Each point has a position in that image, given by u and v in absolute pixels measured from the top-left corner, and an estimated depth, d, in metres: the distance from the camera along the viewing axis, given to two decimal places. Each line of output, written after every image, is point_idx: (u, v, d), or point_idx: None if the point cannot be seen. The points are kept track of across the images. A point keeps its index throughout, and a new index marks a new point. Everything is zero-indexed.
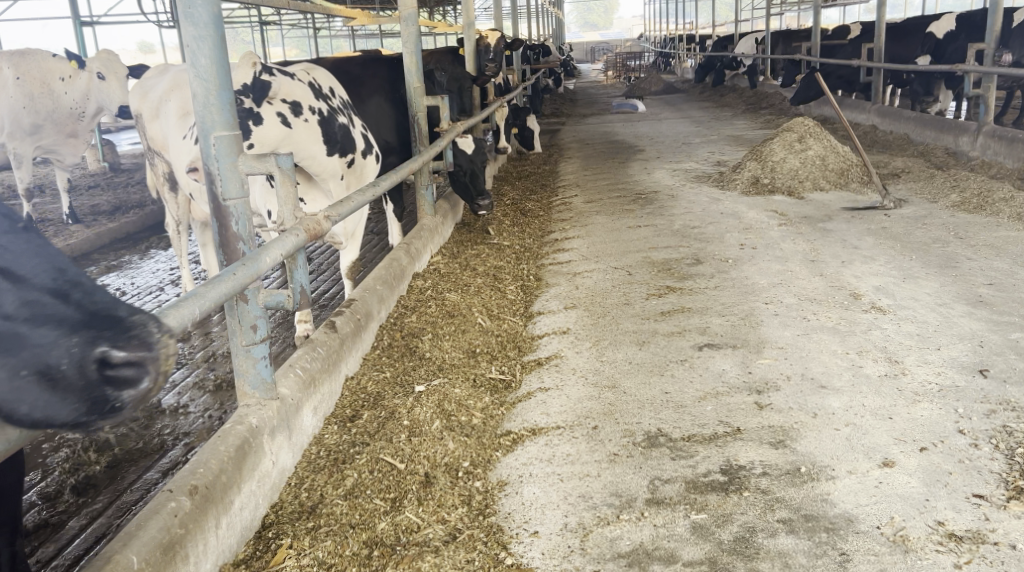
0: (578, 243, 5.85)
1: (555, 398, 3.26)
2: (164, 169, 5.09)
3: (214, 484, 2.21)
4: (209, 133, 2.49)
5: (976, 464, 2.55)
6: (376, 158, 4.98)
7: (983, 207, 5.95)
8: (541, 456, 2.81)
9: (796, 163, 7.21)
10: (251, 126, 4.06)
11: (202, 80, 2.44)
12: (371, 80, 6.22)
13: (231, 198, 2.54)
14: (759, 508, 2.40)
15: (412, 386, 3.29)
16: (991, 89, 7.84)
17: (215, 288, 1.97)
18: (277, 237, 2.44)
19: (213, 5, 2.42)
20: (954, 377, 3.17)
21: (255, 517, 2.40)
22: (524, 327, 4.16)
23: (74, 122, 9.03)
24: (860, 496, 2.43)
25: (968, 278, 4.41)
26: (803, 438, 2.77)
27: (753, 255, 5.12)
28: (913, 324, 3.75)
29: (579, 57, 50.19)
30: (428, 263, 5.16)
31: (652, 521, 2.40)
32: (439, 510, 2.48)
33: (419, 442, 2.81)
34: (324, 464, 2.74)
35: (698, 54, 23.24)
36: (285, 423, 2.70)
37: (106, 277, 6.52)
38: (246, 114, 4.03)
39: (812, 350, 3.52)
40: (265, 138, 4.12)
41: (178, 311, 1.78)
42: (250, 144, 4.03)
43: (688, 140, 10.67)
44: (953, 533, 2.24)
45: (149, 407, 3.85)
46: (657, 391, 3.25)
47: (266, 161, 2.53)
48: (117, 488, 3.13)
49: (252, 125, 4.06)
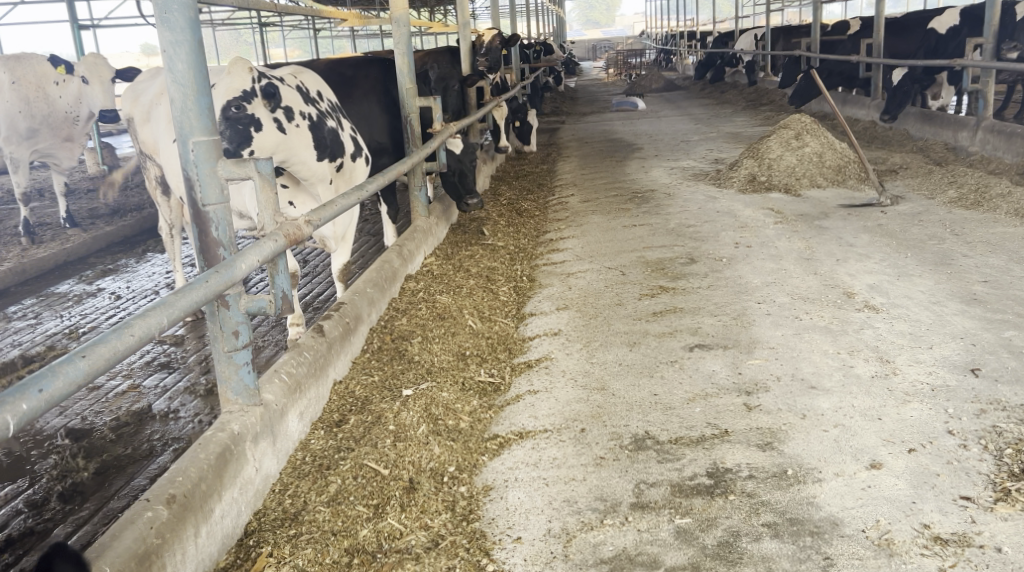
0: (572, 243, 5.82)
1: (543, 401, 3.24)
2: (157, 173, 5.08)
3: (193, 493, 2.19)
4: (187, 139, 2.47)
5: (964, 465, 2.52)
6: (365, 161, 4.97)
7: (980, 203, 5.91)
8: (528, 460, 2.80)
9: (793, 161, 7.17)
10: (253, 132, 4.03)
11: (180, 85, 2.43)
12: (365, 82, 6.20)
13: (211, 204, 2.52)
14: (744, 512, 2.38)
15: (400, 390, 3.27)
16: (990, 83, 7.79)
17: (186, 296, 1.96)
18: (255, 243, 2.42)
19: (190, 9, 2.40)
20: (945, 376, 3.15)
21: (237, 524, 2.38)
22: (515, 328, 4.14)
23: (70, 127, 9.02)
24: (846, 499, 2.41)
25: (964, 275, 4.38)
26: (792, 440, 2.75)
27: (748, 253, 5.09)
28: (906, 323, 3.72)
29: (580, 55, 50.14)
30: (421, 264, 5.15)
31: (636, 525, 2.38)
32: (422, 516, 2.46)
33: (404, 448, 2.80)
34: (309, 471, 2.72)
35: (698, 52, 23.20)
36: (269, 429, 2.68)
37: (102, 280, 6.51)
38: (250, 120, 4.01)
39: (803, 350, 3.49)
40: (265, 143, 4.09)
41: (144, 322, 1.77)
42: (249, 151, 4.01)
43: (687, 138, 10.64)
44: (938, 536, 2.21)
45: (139, 413, 3.84)
46: (646, 392, 3.23)
47: (245, 166, 2.51)
48: (105, 494, 3.12)
49: (254, 131, 4.03)
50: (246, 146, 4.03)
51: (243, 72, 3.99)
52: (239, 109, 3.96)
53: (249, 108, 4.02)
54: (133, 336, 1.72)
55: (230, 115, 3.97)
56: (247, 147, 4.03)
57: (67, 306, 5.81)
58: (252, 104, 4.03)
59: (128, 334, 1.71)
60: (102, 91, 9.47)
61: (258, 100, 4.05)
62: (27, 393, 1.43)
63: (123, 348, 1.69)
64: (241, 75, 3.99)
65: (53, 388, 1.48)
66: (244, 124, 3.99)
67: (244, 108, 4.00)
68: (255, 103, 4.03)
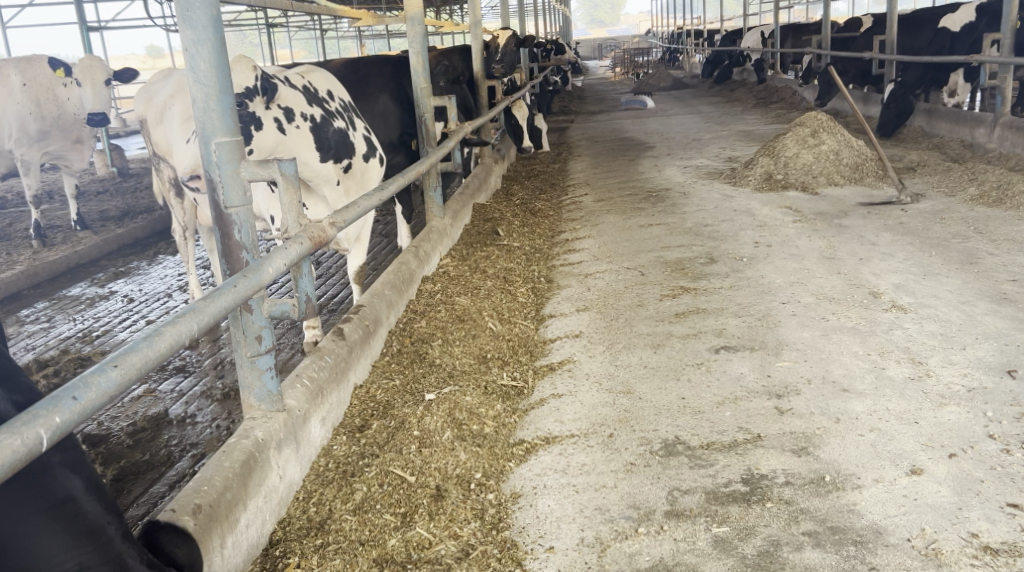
0: (588, 243, 5.76)
1: (569, 405, 3.17)
2: (170, 175, 4.99)
3: (218, 502, 2.13)
4: (210, 140, 2.41)
5: (1008, 471, 2.45)
6: (379, 162, 4.90)
7: (1002, 200, 5.82)
8: (555, 466, 2.74)
9: (810, 158, 7.09)
10: (253, 131, 4.02)
11: (202, 85, 2.37)
12: (377, 78, 6.24)
13: (233, 206, 2.46)
14: (782, 520, 2.32)
15: (422, 395, 3.20)
16: (1007, 79, 7.66)
17: (214, 301, 1.90)
18: (279, 246, 2.36)
19: (213, 6, 2.33)
20: (981, 378, 3.07)
21: (262, 534, 2.33)
22: (535, 331, 4.08)
23: (80, 128, 8.89)
24: (888, 506, 2.34)
25: (991, 275, 4.30)
26: (827, 445, 2.68)
27: (768, 253, 5.02)
28: (936, 324, 3.64)
29: (586, 55, 49.99)
30: (437, 266, 5.09)
31: (673, 534, 2.31)
32: (451, 524, 2.40)
33: (430, 454, 2.74)
34: (333, 477, 2.66)
35: (705, 50, 23.04)
36: (292, 435, 2.62)
37: (114, 283, 6.48)
38: (250, 118, 3.98)
39: (832, 351, 3.43)
40: (263, 144, 4.06)
41: (174, 329, 1.71)
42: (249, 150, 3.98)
43: (700, 136, 10.56)
44: (988, 545, 2.14)
45: (155, 417, 3.79)
46: (674, 396, 3.16)
47: (268, 167, 2.45)
48: (123, 502, 3.06)
49: (254, 130, 4.01)
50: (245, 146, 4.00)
51: (246, 69, 3.86)
52: (240, 107, 3.90)
53: (250, 105, 3.97)
54: (164, 343, 1.67)
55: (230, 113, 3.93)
56: (248, 147, 4.00)
57: (80, 309, 5.79)
58: (253, 102, 3.97)
59: (159, 341, 1.66)
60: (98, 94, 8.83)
61: (260, 98, 3.99)
62: (61, 405, 1.36)
63: (154, 356, 1.63)
64: (243, 72, 3.86)
65: (87, 400, 1.43)
66: (243, 124, 3.96)
67: (245, 106, 3.95)
68: (256, 102, 3.98)
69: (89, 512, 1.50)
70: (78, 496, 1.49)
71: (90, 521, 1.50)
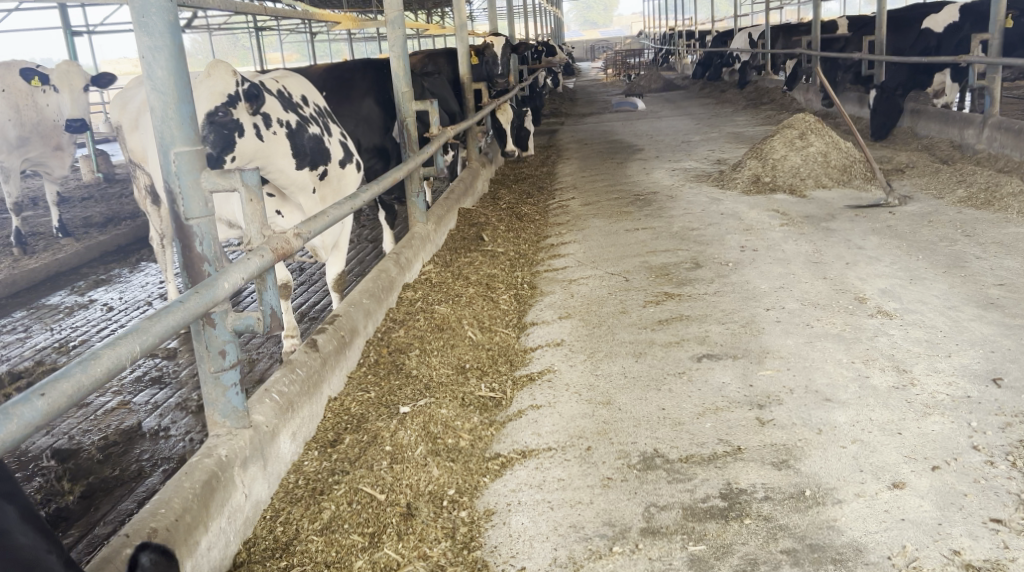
0: (573, 248, 5.70)
1: (547, 416, 3.11)
2: (146, 182, 4.91)
3: (175, 527, 2.05)
4: (168, 149, 2.34)
5: (992, 484, 2.39)
6: (356, 168, 4.83)
7: (991, 203, 5.77)
8: (531, 482, 2.67)
9: (797, 161, 7.03)
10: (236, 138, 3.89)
11: (159, 93, 2.30)
12: (360, 81, 6.23)
13: (194, 218, 2.39)
14: (760, 537, 2.25)
15: (397, 407, 3.12)
16: (997, 79, 7.56)
17: (161, 321, 1.83)
18: (238, 259, 2.29)
19: (169, 13, 2.26)
20: (966, 387, 3.01)
21: (226, 555, 2.25)
22: (516, 339, 4.01)
23: (59, 135, 8.80)
24: (869, 522, 2.28)
25: (978, 279, 4.25)
26: (808, 457, 2.62)
27: (754, 257, 4.95)
28: (922, 330, 3.58)
29: (580, 56, 50.05)
30: (417, 272, 5.01)
31: (647, 553, 2.25)
32: (421, 545, 2.33)
33: (401, 470, 2.67)
34: (301, 496, 2.58)
35: (696, 52, 22.95)
36: (259, 452, 2.54)
37: (93, 292, 6.38)
38: (233, 125, 3.84)
39: (815, 359, 3.36)
40: (244, 149, 3.93)
41: (113, 352, 1.65)
42: (230, 158, 3.86)
43: (689, 138, 10.48)
44: (970, 563, 2.09)
45: (127, 431, 3.71)
46: (654, 406, 3.09)
47: (230, 177, 2.38)
48: (90, 520, 2.98)
49: (237, 137, 3.88)
50: (229, 151, 3.87)
51: (226, 75, 3.77)
52: (225, 114, 3.77)
53: (234, 113, 3.85)
54: (100, 368, 1.60)
55: (217, 119, 3.78)
56: (231, 153, 3.86)
57: (58, 318, 5.70)
58: (237, 109, 3.85)
59: (95, 366, 1.60)
60: (74, 99, 9.15)
61: (243, 105, 3.88)
62: None
63: (88, 382, 1.57)
64: (223, 77, 3.76)
65: (5, 434, 1.36)
66: (228, 129, 3.82)
67: (229, 114, 3.82)
68: (239, 108, 3.86)
69: (23, 543, 1.47)
70: (11, 528, 1.47)
71: (25, 552, 1.47)
